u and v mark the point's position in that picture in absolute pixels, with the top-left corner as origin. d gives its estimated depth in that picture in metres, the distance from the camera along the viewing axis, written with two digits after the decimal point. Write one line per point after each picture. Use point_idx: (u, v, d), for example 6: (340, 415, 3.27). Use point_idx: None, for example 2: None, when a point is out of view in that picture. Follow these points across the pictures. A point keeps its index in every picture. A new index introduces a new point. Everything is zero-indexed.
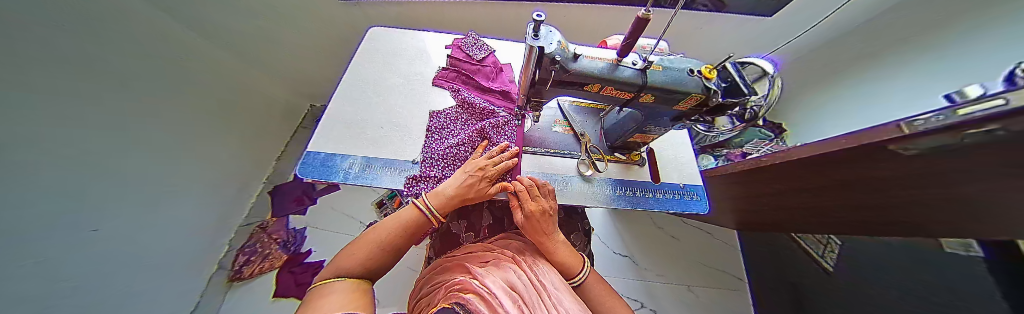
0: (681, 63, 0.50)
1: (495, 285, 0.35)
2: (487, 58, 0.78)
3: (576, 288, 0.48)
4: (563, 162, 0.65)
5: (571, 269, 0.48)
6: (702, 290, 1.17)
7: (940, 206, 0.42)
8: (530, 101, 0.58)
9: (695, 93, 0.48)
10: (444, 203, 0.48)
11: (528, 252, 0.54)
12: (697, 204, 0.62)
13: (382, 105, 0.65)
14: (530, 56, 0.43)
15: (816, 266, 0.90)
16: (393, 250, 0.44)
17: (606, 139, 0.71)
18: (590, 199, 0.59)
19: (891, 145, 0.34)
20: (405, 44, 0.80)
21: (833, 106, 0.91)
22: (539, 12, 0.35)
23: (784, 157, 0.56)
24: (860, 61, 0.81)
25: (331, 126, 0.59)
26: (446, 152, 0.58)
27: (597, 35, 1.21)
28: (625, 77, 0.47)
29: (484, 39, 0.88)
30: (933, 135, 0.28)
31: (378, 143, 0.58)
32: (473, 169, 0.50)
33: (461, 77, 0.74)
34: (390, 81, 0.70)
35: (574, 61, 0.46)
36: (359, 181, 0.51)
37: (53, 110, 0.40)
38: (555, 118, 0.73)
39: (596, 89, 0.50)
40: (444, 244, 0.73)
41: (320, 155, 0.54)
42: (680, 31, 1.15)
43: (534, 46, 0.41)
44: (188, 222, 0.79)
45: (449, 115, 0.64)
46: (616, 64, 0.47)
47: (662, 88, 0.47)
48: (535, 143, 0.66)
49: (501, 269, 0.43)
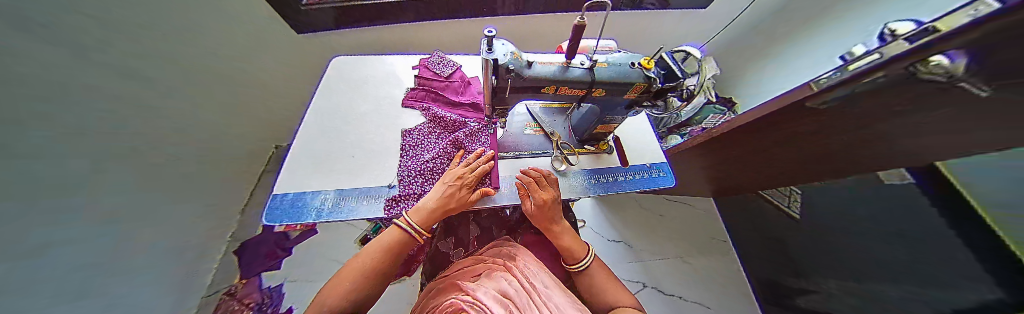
0: (625, 59, 0.61)
1: (487, 297, 0.39)
2: (455, 74, 0.87)
3: (576, 273, 0.54)
4: (537, 160, 0.73)
5: (576, 255, 0.54)
6: (697, 259, 1.28)
7: (851, 147, 0.53)
8: (496, 110, 0.65)
9: (639, 82, 0.59)
10: (425, 217, 0.52)
11: (515, 257, 0.57)
12: (664, 179, 0.75)
13: (355, 135, 0.70)
14: (487, 66, 0.52)
15: (789, 220, 0.96)
16: (379, 273, 0.46)
17: (575, 134, 0.81)
18: (567, 190, 0.68)
19: (811, 102, 0.47)
20: (373, 71, 0.86)
21: (769, 72, 1.06)
22: (491, 29, 0.45)
23: (744, 119, 0.66)
24: (789, 32, 0.96)
25: (299, 163, 0.62)
26: (424, 167, 0.63)
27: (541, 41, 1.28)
28: (575, 76, 0.57)
29: (449, 56, 0.96)
30: (887, 69, 0.33)
31: (352, 173, 0.62)
32: (452, 179, 0.57)
33: (430, 95, 0.81)
34: (360, 110, 0.75)
35: (528, 68, 0.55)
36: (335, 215, 0.54)
37: (81, 178, 0.44)
38: (526, 121, 0.82)
39: (553, 90, 0.59)
40: (436, 266, 0.74)
41: (286, 198, 0.56)
42: (619, 29, 1.22)
43: (488, 59, 0.50)
44: (163, 285, 0.71)
45: (422, 131, 0.71)
46: (566, 66, 0.56)
47: (609, 82, 0.58)
48: (511, 148, 0.74)
49: (493, 281, 0.46)
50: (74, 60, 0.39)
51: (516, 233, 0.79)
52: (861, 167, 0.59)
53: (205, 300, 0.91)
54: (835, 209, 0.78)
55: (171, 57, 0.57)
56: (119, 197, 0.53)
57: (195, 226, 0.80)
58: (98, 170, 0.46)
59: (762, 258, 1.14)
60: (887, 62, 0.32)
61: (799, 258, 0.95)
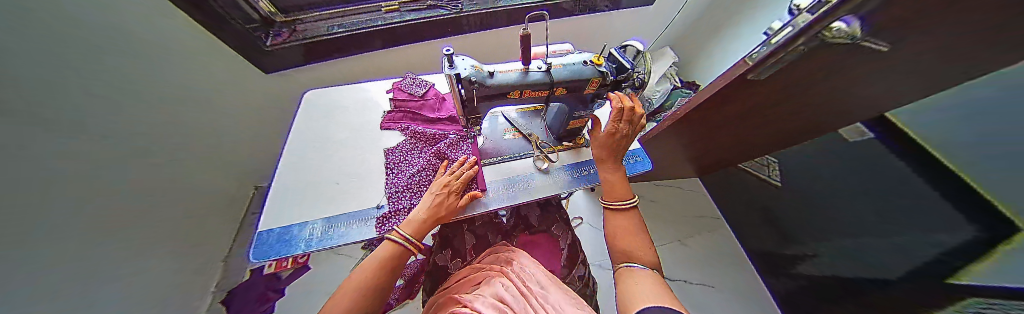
0: (578, 59, 0.72)
1: (485, 304, 0.40)
2: (428, 92, 0.97)
3: (624, 213, 0.54)
4: (521, 163, 0.82)
5: (624, 194, 0.55)
6: (694, 241, 1.23)
7: (777, 109, 0.63)
8: (470, 119, 0.75)
9: (594, 77, 0.71)
10: (416, 228, 0.56)
11: (507, 263, 0.61)
12: (641, 164, 0.81)
13: (337, 163, 0.76)
14: (451, 81, 0.62)
15: (770, 188, 1.03)
16: (376, 289, 0.47)
17: (552, 133, 0.91)
18: (552, 187, 0.76)
19: (751, 74, 0.47)
20: (348, 100, 0.93)
21: (721, 49, 1.22)
22: (448, 48, 0.57)
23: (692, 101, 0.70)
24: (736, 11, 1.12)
25: (284, 197, 0.67)
26: (411, 181, 0.71)
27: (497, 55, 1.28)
28: (536, 78, 0.68)
29: (422, 77, 1.06)
30: (800, 38, 0.34)
31: (337, 201, 0.67)
32: (439, 189, 0.63)
33: (407, 116, 0.89)
34: (339, 138, 0.83)
35: (491, 77, 0.65)
36: (323, 243, 0.59)
37: (92, 216, 0.48)
38: (505, 127, 0.91)
39: (518, 94, 0.70)
40: (436, 280, 0.78)
41: (273, 233, 0.60)
42: (559, 35, 1.31)
43: (450, 73, 0.60)
44: None
45: (404, 148, 0.79)
46: (526, 71, 0.67)
47: (567, 80, 0.69)
48: (492, 154, 0.83)
49: (490, 288, 0.48)
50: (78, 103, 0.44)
51: (512, 236, 0.85)
52: (791, 125, 0.70)
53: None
54: (812, 171, 0.84)
55: (166, 107, 0.62)
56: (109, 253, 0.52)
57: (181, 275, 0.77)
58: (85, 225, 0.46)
59: (759, 231, 1.11)
60: (802, 30, 0.32)
61: (788, 221, 0.97)
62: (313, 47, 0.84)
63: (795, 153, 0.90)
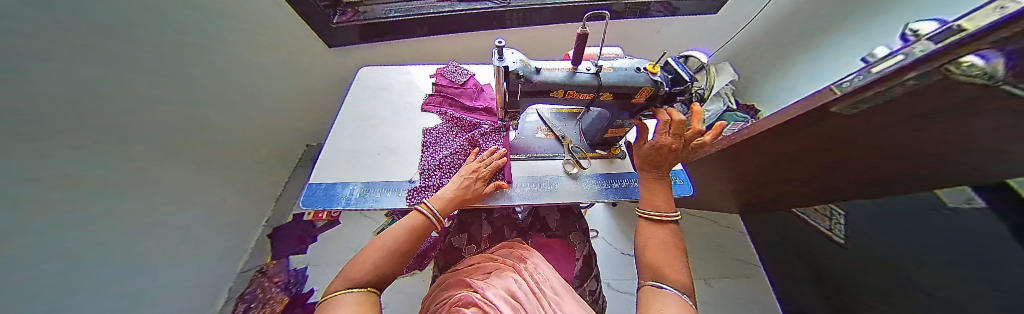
0: (630, 64, 0.68)
1: (496, 296, 0.41)
2: (468, 81, 0.97)
3: (661, 225, 0.47)
4: (548, 164, 0.81)
5: (663, 207, 0.50)
6: (720, 281, 1.22)
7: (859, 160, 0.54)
8: (508, 113, 0.74)
9: (647, 86, 0.65)
10: (443, 204, 0.59)
11: (523, 259, 0.60)
12: (683, 187, 0.77)
13: (377, 135, 0.82)
14: (501, 73, 0.62)
15: (834, 245, 0.79)
16: (400, 253, 0.49)
17: (587, 138, 0.88)
18: (577, 194, 0.74)
19: (835, 107, 0.39)
20: (395, 80, 0.99)
21: (792, 75, 1.05)
22: (500, 40, 0.56)
23: (755, 128, 0.60)
24: (812, 39, 0.95)
25: (330, 159, 0.76)
26: (443, 161, 0.74)
27: (546, 48, 1.35)
28: (581, 80, 0.64)
29: (463, 65, 1.08)
30: (864, 89, 0.33)
31: (375, 170, 0.74)
32: (468, 173, 0.65)
33: (446, 100, 0.92)
34: (383, 113, 0.89)
35: (537, 74, 0.64)
36: (359, 203, 0.66)
37: (122, 162, 0.54)
38: (537, 125, 0.91)
39: (561, 94, 0.68)
40: (448, 261, 0.79)
41: (320, 186, 0.69)
42: (618, 36, 1.26)
43: (500, 66, 0.60)
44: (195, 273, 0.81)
45: (441, 130, 0.84)
46: (574, 71, 0.65)
47: (616, 85, 0.65)
48: (522, 151, 0.82)
49: (502, 280, 0.48)
50: (113, 69, 0.49)
51: (528, 235, 0.85)
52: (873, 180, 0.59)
53: (242, 274, 1.02)
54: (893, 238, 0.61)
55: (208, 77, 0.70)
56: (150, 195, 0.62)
57: (229, 218, 0.91)
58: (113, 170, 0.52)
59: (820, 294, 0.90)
60: (873, 80, 0.31)
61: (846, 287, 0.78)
62: (369, 28, 0.94)
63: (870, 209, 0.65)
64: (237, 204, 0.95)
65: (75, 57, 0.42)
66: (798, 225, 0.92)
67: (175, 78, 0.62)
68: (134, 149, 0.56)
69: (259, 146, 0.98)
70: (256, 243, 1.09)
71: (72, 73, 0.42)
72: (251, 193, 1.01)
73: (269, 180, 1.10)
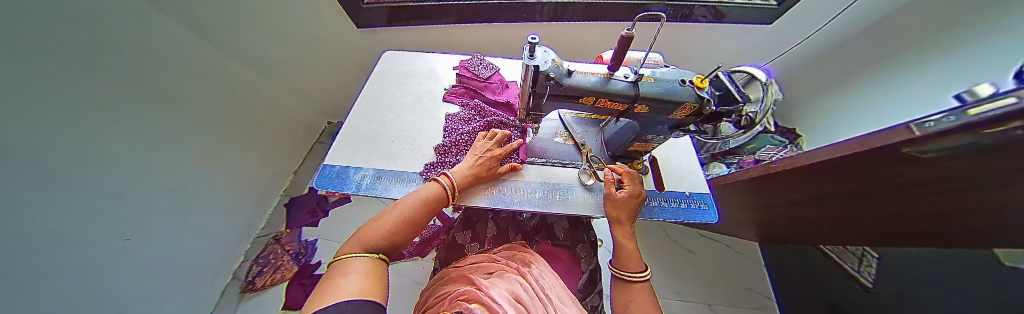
0: (674, 75, 0.53)
1: (501, 297, 0.31)
2: (494, 76, 0.85)
3: (632, 286, 0.43)
4: (563, 171, 0.65)
5: (630, 263, 0.46)
6: (725, 309, 1.15)
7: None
8: (530, 115, 0.61)
9: (689, 102, 0.50)
10: (463, 178, 0.50)
11: (534, 264, 0.48)
12: (708, 214, 0.62)
13: (394, 122, 0.70)
14: (529, 74, 0.47)
15: (858, 288, 0.78)
16: (412, 222, 0.40)
17: (607, 148, 0.72)
18: (595, 210, 0.58)
19: (907, 147, 0.36)
20: (417, 66, 0.87)
21: (837, 109, 0.90)
22: (535, 34, 0.39)
23: (804, 161, 0.57)
24: (859, 73, 0.81)
25: (348, 140, 0.64)
26: (457, 141, 0.63)
27: (586, 50, 1.23)
28: (619, 89, 0.50)
29: (488, 58, 0.95)
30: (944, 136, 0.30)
31: (389, 157, 0.62)
32: (483, 151, 0.55)
33: (469, 93, 0.79)
34: (401, 100, 0.76)
35: (568, 77, 0.50)
36: (370, 191, 0.54)
37: (110, 126, 0.48)
38: (556, 129, 0.75)
39: (591, 101, 0.53)
40: (450, 256, 0.66)
41: (334, 168, 0.58)
42: (669, 43, 1.14)
43: (529, 65, 0.45)
44: (188, 242, 0.77)
45: (462, 116, 0.71)
46: (610, 77, 0.50)
47: (656, 97, 0.50)
48: (537, 154, 0.68)
49: (506, 281, 0.38)
50: (93, 25, 0.40)
51: (534, 241, 0.70)
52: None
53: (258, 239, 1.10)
54: (920, 284, 0.60)
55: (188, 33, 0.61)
56: (133, 155, 0.55)
57: (218, 189, 0.85)
58: (90, 127, 0.45)
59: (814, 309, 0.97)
60: (957, 129, 0.28)
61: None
62: (399, 10, 0.91)
63: (897, 256, 0.65)
64: (230, 176, 0.90)
65: (77, 12, 0.37)
66: (820, 262, 0.91)
67: (157, 35, 0.53)
68: (120, 106, 0.50)
69: (246, 115, 0.90)
70: (271, 212, 1.18)
71: (71, 16, 0.36)
72: (243, 166, 0.95)
73: (261, 153, 1.05)
